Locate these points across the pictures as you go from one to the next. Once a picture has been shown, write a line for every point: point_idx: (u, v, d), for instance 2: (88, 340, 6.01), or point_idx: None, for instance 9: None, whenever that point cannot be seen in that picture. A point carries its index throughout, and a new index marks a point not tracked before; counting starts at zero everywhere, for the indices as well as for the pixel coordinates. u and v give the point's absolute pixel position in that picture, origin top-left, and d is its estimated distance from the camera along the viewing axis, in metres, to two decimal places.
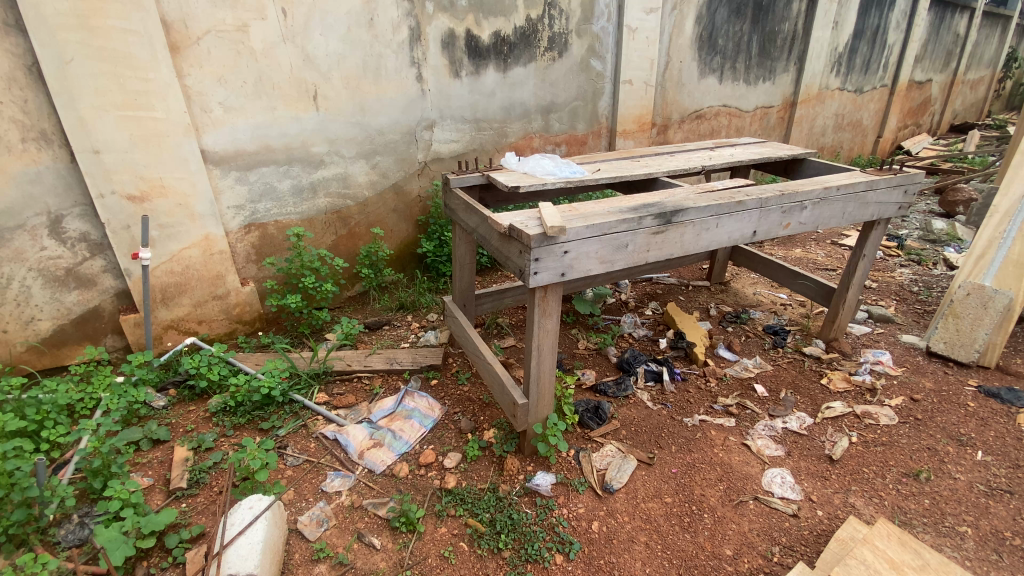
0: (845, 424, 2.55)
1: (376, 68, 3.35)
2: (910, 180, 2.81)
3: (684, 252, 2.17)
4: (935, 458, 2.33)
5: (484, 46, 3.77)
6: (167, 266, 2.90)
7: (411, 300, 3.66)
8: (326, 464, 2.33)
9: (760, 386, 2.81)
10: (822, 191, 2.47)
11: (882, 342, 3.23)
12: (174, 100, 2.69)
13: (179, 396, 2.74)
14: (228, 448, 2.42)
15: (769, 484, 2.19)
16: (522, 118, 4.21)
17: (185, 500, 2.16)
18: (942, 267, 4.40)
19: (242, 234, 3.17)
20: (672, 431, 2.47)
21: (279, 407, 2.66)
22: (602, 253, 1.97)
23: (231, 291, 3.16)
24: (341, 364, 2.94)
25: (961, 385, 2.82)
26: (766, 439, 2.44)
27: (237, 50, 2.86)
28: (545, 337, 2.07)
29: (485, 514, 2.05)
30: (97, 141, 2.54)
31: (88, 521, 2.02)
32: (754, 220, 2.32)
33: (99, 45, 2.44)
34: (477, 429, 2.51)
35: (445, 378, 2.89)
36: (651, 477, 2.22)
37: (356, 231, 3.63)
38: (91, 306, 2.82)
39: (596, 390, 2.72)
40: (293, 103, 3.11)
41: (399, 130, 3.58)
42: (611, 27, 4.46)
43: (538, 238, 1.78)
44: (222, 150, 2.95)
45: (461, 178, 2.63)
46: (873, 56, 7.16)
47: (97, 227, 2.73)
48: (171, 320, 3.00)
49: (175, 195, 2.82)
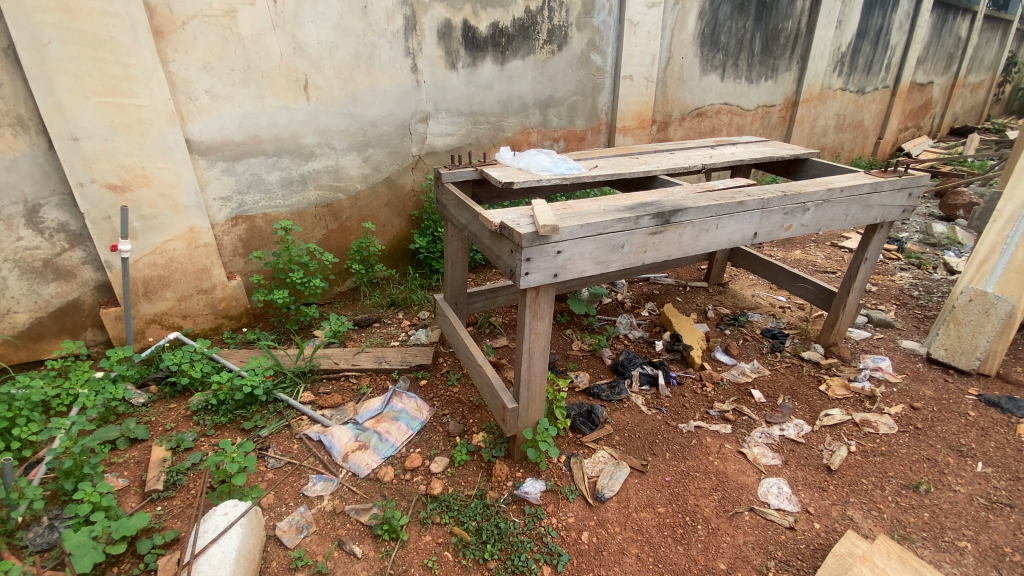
0: (844, 432, 2.48)
1: (369, 57, 3.25)
2: (915, 183, 2.71)
3: (683, 254, 2.09)
4: (935, 470, 2.26)
5: (481, 37, 3.67)
6: (150, 259, 2.81)
7: (403, 297, 3.58)
8: (309, 467, 2.25)
9: (757, 391, 2.75)
10: (826, 192, 2.38)
11: (881, 348, 3.17)
12: (158, 87, 2.60)
13: (159, 392, 2.68)
14: (208, 449, 2.36)
15: (765, 494, 2.11)
16: (520, 112, 4.12)
17: (160, 503, 2.10)
18: (942, 271, 4.35)
19: (228, 227, 3.08)
20: (667, 438, 2.39)
21: (263, 406, 2.59)
22: (596, 253, 1.88)
23: (217, 284, 3.07)
24: (328, 362, 2.86)
25: (961, 393, 2.75)
26: (762, 447, 2.37)
27: (224, 36, 2.76)
28: (537, 340, 2.00)
29: (471, 522, 1.97)
30: (76, 128, 2.45)
31: (57, 525, 1.96)
32: (756, 222, 2.23)
33: (79, 28, 2.34)
34: (466, 432, 2.43)
35: (435, 379, 2.82)
36: (644, 485, 2.15)
37: (347, 225, 3.54)
38: (71, 298, 2.74)
39: (590, 393, 2.66)
40: (283, 92, 3.02)
41: (394, 122, 3.49)
42: (613, 21, 4.37)
43: (530, 237, 1.71)
44: (208, 140, 2.86)
45: (454, 173, 2.54)
46: (876, 57, 7.10)
47: (77, 218, 2.64)
48: (154, 314, 2.91)
49: (158, 186, 2.73)
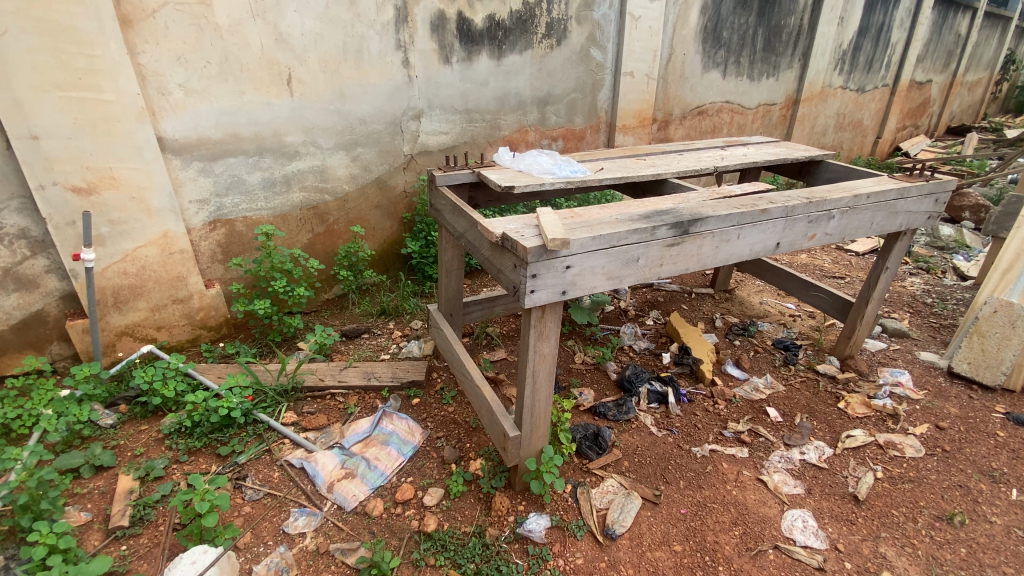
0: (867, 455, 2.32)
1: (357, 50, 3.04)
2: (942, 189, 2.54)
3: (701, 267, 1.91)
4: (968, 499, 2.10)
5: (476, 30, 3.46)
6: (120, 266, 2.59)
7: (394, 305, 3.37)
8: (291, 500, 2.05)
9: (773, 409, 2.58)
10: (852, 198, 2.20)
11: (899, 360, 3.01)
12: (126, 81, 2.37)
13: (130, 412, 2.47)
14: (180, 478, 2.15)
15: (789, 530, 1.94)
16: (517, 110, 3.92)
17: (125, 542, 1.89)
18: (953, 276, 4.22)
19: (206, 231, 2.87)
20: (680, 463, 2.22)
21: (242, 428, 2.38)
22: (608, 267, 1.70)
23: (194, 293, 2.86)
24: (313, 379, 2.65)
25: (987, 411, 2.60)
26: (783, 473, 2.19)
27: (199, 26, 2.54)
28: (542, 362, 1.81)
29: (470, 565, 1.78)
30: (36, 126, 2.22)
31: (12, 567, 1.76)
32: (779, 231, 2.05)
33: (37, 16, 2.12)
34: (463, 459, 2.24)
35: (429, 397, 2.62)
36: (657, 519, 1.97)
37: (334, 229, 3.33)
38: (34, 310, 2.52)
39: (595, 413, 2.47)
40: (264, 87, 2.80)
41: (384, 120, 3.28)
42: (614, 14, 4.17)
43: (536, 251, 1.51)
44: (182, 138, 2.64)
45: (449, 176, 2.34)
46: (877, 55, 6.97)
47: (39, 223, 2.42)
48: (126, 326, 2.69)
49: (128, 188, 2.51)
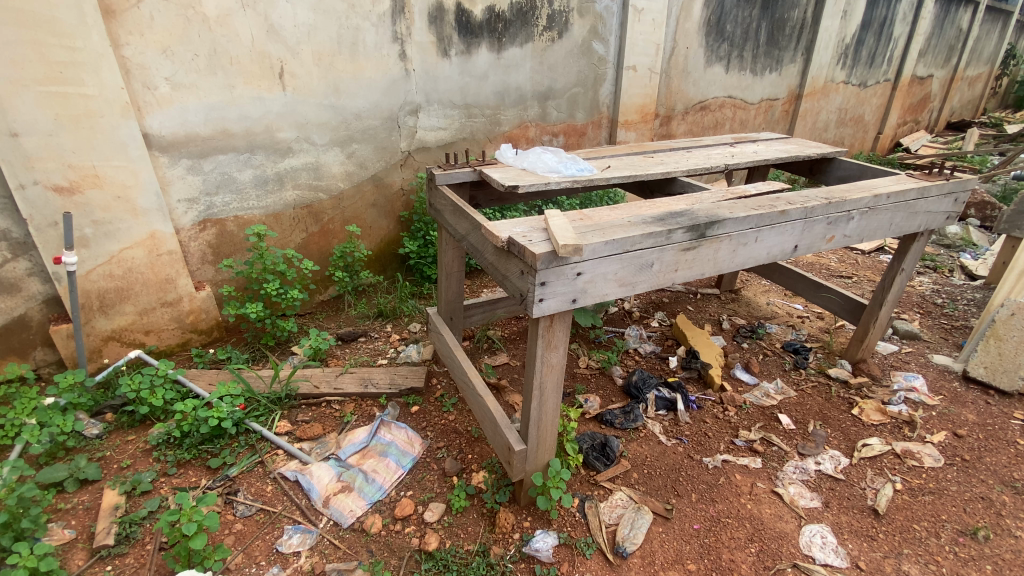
0: (885, 465, 2.23)
1: (352, 43, 2.92)
2: (961, 188, 2.45)
3: (717, 271, 1.81)
4: (992, 512, 2.02)
5: (475, 22, 3.34)
6: (105, 269, 2.47)
7: (391, 307, 3.26)
8: (285, 516, 1.95)
9: (785, 416, 2.49)
10: (872, 198, 2.11)
11: (912, 363, 2.93)
12: (109, 75, 2.25)
13: (117, 421, 2.35)
14: (168, 492, 2.05)
15: (808, 546, 1.85)
16: (517, 105, 3.81)
17: (110, 563, 1.79)
18: (960, 276, 4.14)
19: (196, 232, 2.75)
20: (691, 475, 2.13)
21: (233, 439, 2.27)
22: (621, 274, 1.60)
23: (184, 296, 2.75)
24: (307, 386, 2.55)
25: (1005, 417, 2.52)
26: (799, 485, 2.11)
27: (186, 16, 2.42)
28: (550, 373, 1.71)
29: None
30: (14, 122, 2.10)
31: None
32: (797, 233, 1.96)
33: (12, 4, 1.99)
34: (465, 471, 2.14)
35: (429, 404, 2.52)
36: (670, 535, 1.88)
37: (329, 228, 3.22)
38: (16, 315, 2.40)
39: (601, 421, 2.38)
40: (255, 80, 2.68)
41: (380, 115, 3.16)
42: (616, 6, 4.05)
43: (546, 257, 1.41)
44: (170, 135, 2.52)
45: (449, 174, 2.23)
46: (880, 49, 6.87)
47: (20, 224, 2.29)
48: (112, 331, 2.58)
49: (113, 187, 2.39)
